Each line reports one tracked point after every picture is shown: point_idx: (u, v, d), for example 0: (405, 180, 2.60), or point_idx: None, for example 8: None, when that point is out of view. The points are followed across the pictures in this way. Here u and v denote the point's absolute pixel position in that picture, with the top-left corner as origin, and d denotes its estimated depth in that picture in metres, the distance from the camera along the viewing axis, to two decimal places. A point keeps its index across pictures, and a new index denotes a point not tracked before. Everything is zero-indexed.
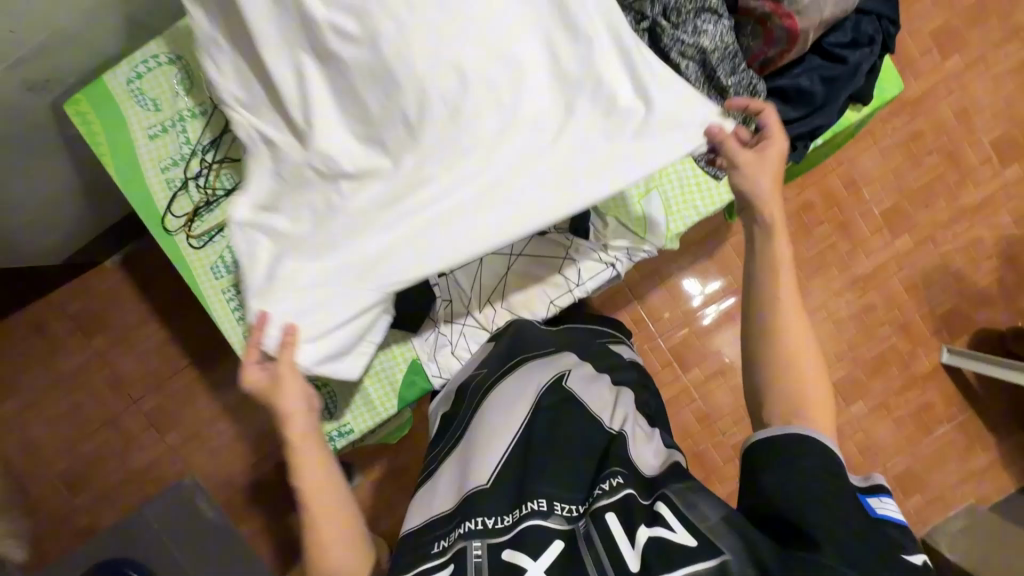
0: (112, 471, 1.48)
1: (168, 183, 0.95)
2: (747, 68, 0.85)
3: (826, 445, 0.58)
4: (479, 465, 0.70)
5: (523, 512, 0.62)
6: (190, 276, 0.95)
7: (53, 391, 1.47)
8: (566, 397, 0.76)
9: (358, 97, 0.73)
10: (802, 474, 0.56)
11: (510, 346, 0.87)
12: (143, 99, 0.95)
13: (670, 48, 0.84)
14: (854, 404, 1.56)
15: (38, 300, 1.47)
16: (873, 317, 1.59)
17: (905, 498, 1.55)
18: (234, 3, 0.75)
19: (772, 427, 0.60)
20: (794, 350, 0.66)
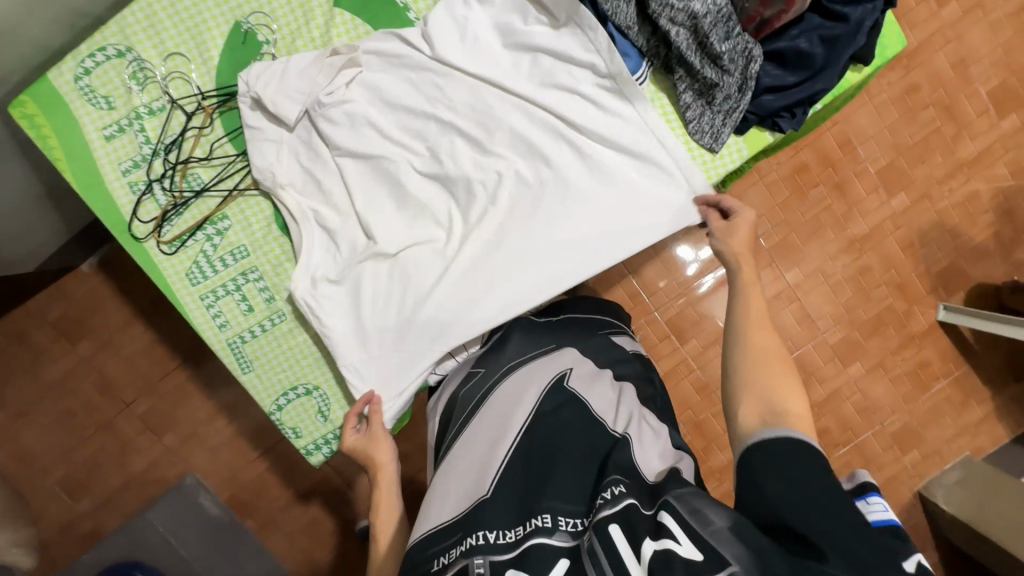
0: (111, 476, 1.46)
1: (131, 187, 0.89)
2: (741, 32, 0.81)
3: (808, 441, 0.57)
4: (479, 474, 0.67)
5: (527, 529, 0.59)
6: (163, 284, 0.90)
7: (41, 399, 1.43)
8: (569, 398, 0.74)
9: (412, 188, 0.89)
10: (798, 479, 0.54)
11: (510, 347, 0.86)
12: (94, 97, 0.87)
13: (659, 14, 0.80)
14: (852, 365, 1.56)
15: (13, 309, 1.41)
16: (870, 278, 1.57)
17: (902, 455, 1.56)
18: (284, 107, 0.85)
19: (764, 432, 0.59)
20: (776, 362, 0.67)
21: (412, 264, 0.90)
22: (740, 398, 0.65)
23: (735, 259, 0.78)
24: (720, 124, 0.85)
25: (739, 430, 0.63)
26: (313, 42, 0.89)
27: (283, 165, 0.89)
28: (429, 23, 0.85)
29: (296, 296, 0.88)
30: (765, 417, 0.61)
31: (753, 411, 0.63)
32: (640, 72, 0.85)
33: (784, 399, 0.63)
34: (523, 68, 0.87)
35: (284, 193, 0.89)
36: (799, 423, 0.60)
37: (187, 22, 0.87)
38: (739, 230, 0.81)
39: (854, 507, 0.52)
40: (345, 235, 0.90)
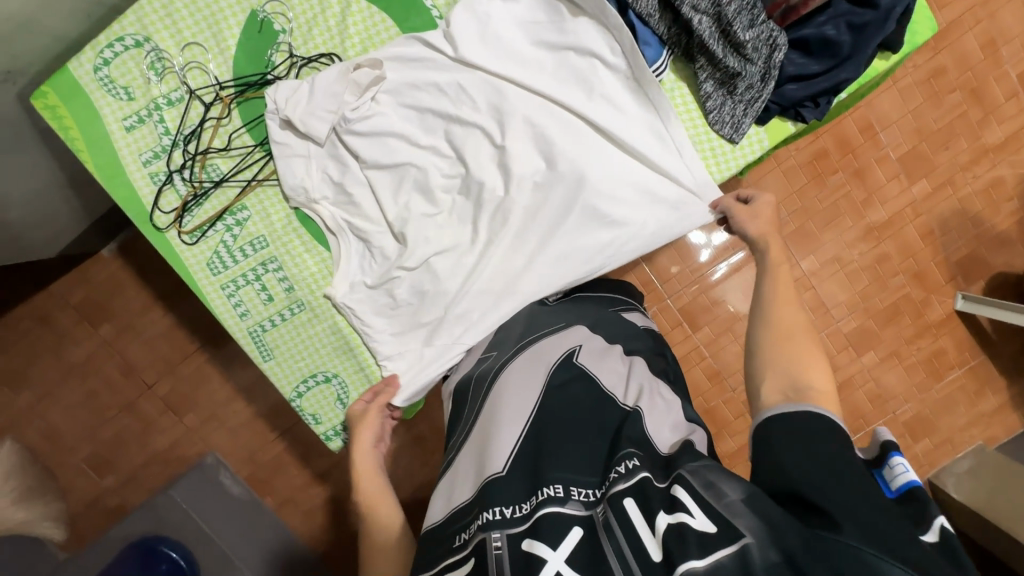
0: (136, 454, 1.51)
1: (152, 177, 0.90)
2: (766, 20, 0.79)
3: (827, 415, 0.58)
4: (494, 452, 0.68)
5: (539, 499, 0.61)
6: (184, 273, 0.92)
7: (67, 380, 1.48)
8: (579, 374, 0.76)
9: (440, 193, 0.90)
10: (814, 450, 0.55)
11: (519, 328, 0.86)
12: (113, 88, 0.88)
13: (682, 3, 0.78)
14: (865, 353, 1.55)
15: (37, 293, 1.45)
16: (887, 266, 1.55)
17: (914, 443, 1.57)
18: (314, 125, 0.85)
19: (782, 408, 0.60)
20: (801, 340, 0.67)
21: (439, 270, 0.91)
22: (764, 372, 0.65)
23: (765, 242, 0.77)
24: (742, 114, 0.83)
25: (761, 405, 0.64)
26: (329, 31, 0.88)
27: (313, 179, 0.89)
28: (451, 23, 0.84)
29: (338, 302, 0.92)
30: (789, 393, 0.62)
31: (775, 387, 0.63)
32: (659, 61, 0.84)
33: (811, 376, 0.63)
34: (547, 67, 0.86)
35: (319, 207, 0.90)
36: (822, 400, 0.60)
37: (204, 11, 0.87)
38: (763, 212, 0.80)
39: (866, 478, 0.53)
40: (379, 245, 0.91)
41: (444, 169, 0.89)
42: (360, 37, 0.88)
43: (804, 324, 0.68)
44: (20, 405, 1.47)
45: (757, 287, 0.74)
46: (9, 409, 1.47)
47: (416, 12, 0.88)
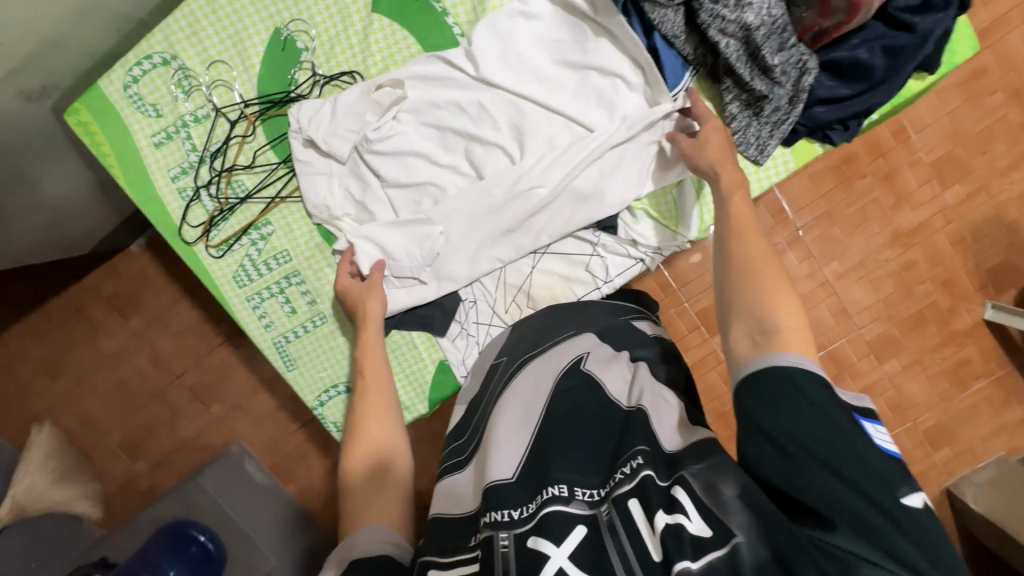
0: (166, 441, 1.57)
1: (179, 193, 0.93)
2: (796, 43, 0.76)
3: (790, 366, 0.54)
4: (500, 458, 0.67)
5: (543, 499, 0.60)
6: (211, 285, 0.95)
7: (101, 368, 1.54)
8: (585, 380, 0.73)
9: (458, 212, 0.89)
10: (785, 427, 0.52)
11: (532, 334, 0.85)
12: (142, 105, 0.90)
13: (709, 25, 0.75)
14: (887, 361, 1.52)
15: (73, 286, 1.51)
16: (914, 273, 1.50)
17: (933, 452, 1.54)
18: (335, 146, 0.86)
19: (749, 364, 0.57)
20: (767, 273, 0.63)
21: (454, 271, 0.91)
22: (731, 320, 0.62)
23: (720, 168, 0.74)
24: (768, 136, 0.81)
25: (731, 357, 0.61)
26: (352, 49, 0.88)
27: (335, 197, 0.90)
28: (473, 42, 0.84)
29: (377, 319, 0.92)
30: (756, 338, 0.59)
31: (742, 331, 0.60)
32: (683, 81, 0.82)
33: (778, 314, 0.59)
34: (567, 85, 0.85)
35: (341, 223, 0.91)
36: (791, 341, 0.57)
37: (229, 30, 0.88)
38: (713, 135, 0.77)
39: (852, 454, 0.49)
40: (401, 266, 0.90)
41: (463, 187, 0.89)
42: (382, 55, 0.88)
43: (771, 257, 0.64)
44: (58, 391, 1.54)
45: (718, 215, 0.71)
46: (49, 394, 1.55)
47: (438, 30, 0.87)
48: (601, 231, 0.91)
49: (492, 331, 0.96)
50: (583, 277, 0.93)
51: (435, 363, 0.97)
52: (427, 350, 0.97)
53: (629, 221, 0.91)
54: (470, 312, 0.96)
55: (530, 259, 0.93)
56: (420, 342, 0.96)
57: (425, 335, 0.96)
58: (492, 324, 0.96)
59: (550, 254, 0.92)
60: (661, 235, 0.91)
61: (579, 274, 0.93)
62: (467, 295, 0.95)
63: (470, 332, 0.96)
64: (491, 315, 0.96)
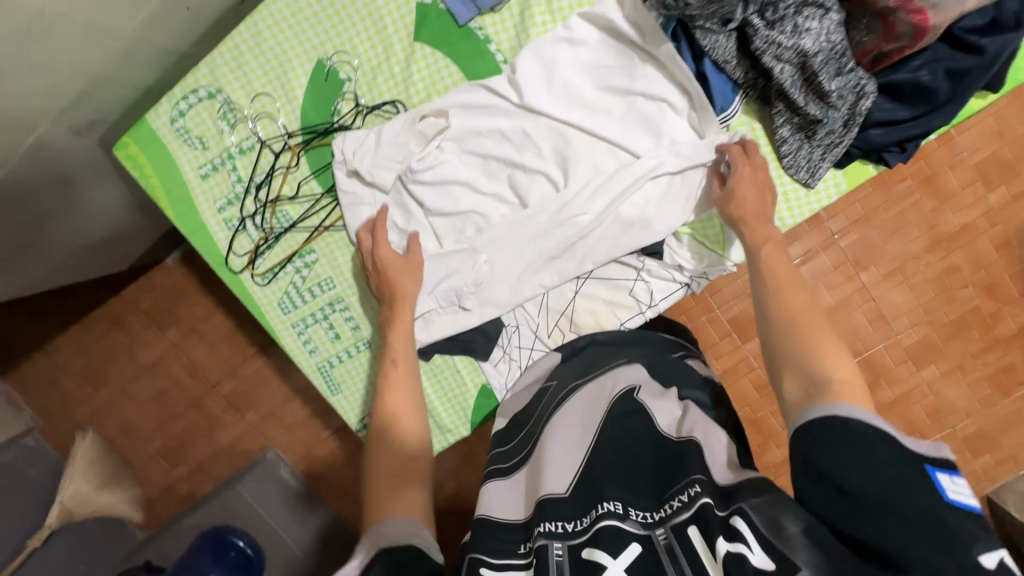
0: (202, 448, 1.57)
1: (226, 223, 0.94)
2: (854, 68, 0.73)
3: (846, 417, 0.51)
4: (554, 471, 0.63)
5: (597, 514, 0.56)
6: (258, 312, 0.96)
7: (138, 378, 1.56)
8: (637, 410, 0.68)
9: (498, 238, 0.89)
10: (847, 473, 0.48)
11: (584, 361, 0.82)
12: (189, 139, 0.91)
13: (763, 51, 0.73)
14: (925, 368, 1.35)
15: (111, 299, 1.53)
16: (955, 278, 1.33)
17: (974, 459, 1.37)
18: (378, 176, 0.86)
19: (809, 414, 0.54)
20: (813, 325, 0.62)
21: (495, 299, 0.90)
22: (779, 363, 0.61)
23: (746, 225, 0.76)
24: (819, 159, 0.80)
25: (785, 410, 0.58)
26: (394, 79, 0.88)
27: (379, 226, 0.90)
28: (516, 69, 0.83)
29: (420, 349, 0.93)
30: (808, 389, 0.57)
31: (794, 385, 0.58)
32: (732, 105, 0.81)
33: (829, 367, 0.57)
34: (611, 112, 0.84)
35: None
36: (855, 397, 0.54)
37: (272, 63, 0.88)
38: (742, 190, 0.77)
39: (921, 501, 0.45)
40: (446, 292, 0.89)
41: (507, 214, 0.89)
42: (424, 84, 0.87)
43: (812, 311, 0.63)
44: (98, 400, 1.57)
45: (751, 273, 0.71)
46: (92, 403, 1.57)
47: (481, 57, 0.86)
48: (646, 257, 0.90)
49: (534, 356, 0.95)
50: (626, 301, 0.92)
51: (477, 386, 0.97)
52: (470, 374, 0.97)
53: (675, 245, 0.90)
54: (513, 337, 0.95)
55: (573, 284, 0.93)
56: (463, 367, 0.97)
57: (467, 358, 0.96)
58: (535, 348, 0.95)
59: (593, 279, 0.92)
60: (706, 260, 0.90)
61: (623, 299, 0.92)
62: (510, 320, 0.95)
63: (513, 358, 0.95)
64: (533, 340, 0.95)
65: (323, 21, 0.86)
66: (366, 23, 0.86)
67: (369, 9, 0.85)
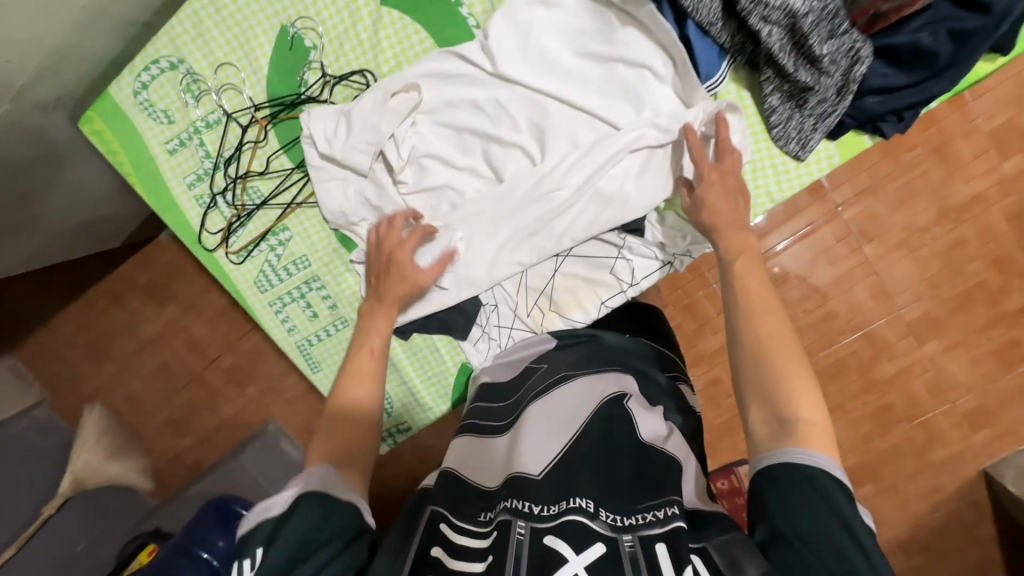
0: (206, 421, 1.53)
1: (196, 200, 0.92)
2: (849, 29, 0.68)
3: (815, 468, 0.50)
4: (531, 451, 0.61)
5: (566, 506, 0.54)
6: (235, 291, 0.95)
7: (139, 353, 1.53)
8: (622, 417, 0.65)
9: (473, 217, 0.85)
10: (808, 532, 0.47)
11: (576, 355, 0.76)
12: (154, 112, 0.88)
13: (749, 12, 0.68)
14: (926, 344, 1.22)
15: (112, 275, 1.49)
16: (961, 252, 1.19)
17: (971, 434, 1.23)
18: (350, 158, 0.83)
19: (776, 457, 0.51)
20: (784, 352, 0.56)
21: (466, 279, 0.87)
22: (746, 368, 0.58)
23: (717, 234, 0.70)
24: (811, 129, 0.75)
25: (751, 444, 0.55)
26: (362, 45, 0.83)
27: (351, 202, 0.87)
28: (488, 34, 0.78)
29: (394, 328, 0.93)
30: (774, 427, 0.53)
31: (760, 418, 0.55)
32: (718, 72, 0.76)
33: (795, 400, 0.54)
34: (590, 80, 0.79)
35: (358, 230, 0.88)
36: (816, 440, 0.51)
37: (234, 31, 0.84)
38: (709, 197, 0.71)
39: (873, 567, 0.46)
40: None
41: (483, 190, 0.85)
42: (393, 50, 0.83)
43: (787, 332, 0.58)
44: (104, 374, 1.55)
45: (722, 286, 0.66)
46: (98, 377, 1.55)
47: (453, 22, 0.82)
48: (626, 234, 0.87)
49: (514, 335, 0.92)
50: (607, 281, 0.89)
51: (457, 365, 0.96)
52: (450, 353, 0.96)
53: (656, 223, 0.87)
54: (492, 316, 0.93)
55: (553, 261, 0.90)
56: (444, 346, 0.96)
57: (447, 337, 0.95)
58: (514, 328, 0.92)
59: (573, 257, 0.89)
60: (688, 240, 0.86)
61: (604, 279, 0.89)
62: (489, 298, 0.93)
63: (492, 337, 0.93)
64: (513, 319, 0.92)
65: None
66: None
67: None
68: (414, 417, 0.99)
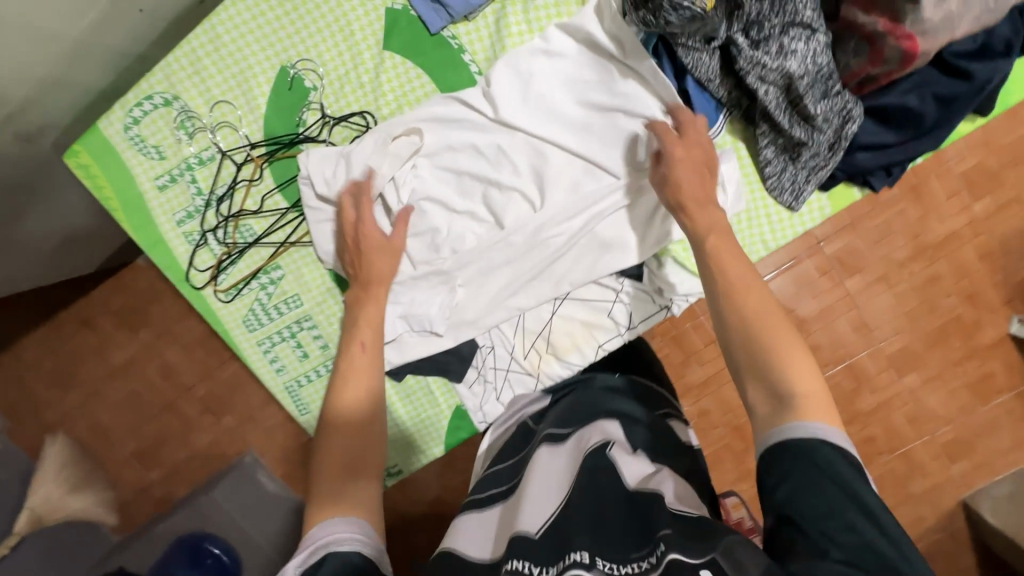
0: (176, 451, 1.37)
1: (185, 237, 0.89)
2: (841, 91, 0.70)
3: (822, 438, 0.50)
4: (527, 513, 0.59)
5: (564, 564, 0.51)
6: (222, 329, 0.92)
7: (112, 379, 1.36)
8: (606, 467, 0.62)
9: (473, 259, 0.85)
10: (823, 500, 0.47)
11: (570, 408, 0.77)
12: (144, 148, 0.86)
13: (747, 72, 0.69)
14: (906, 376, 1.24)
15: (78, 299, 1.36)
16: (938, 287, 1.21)
17: (949, 464, 1.25)
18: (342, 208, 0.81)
19: (781, 434, 0.52)
20: (775, 327, 0.58)
21: (462, 319, 0.88)
22: (740, 346, 0.59)
23: (687, 212, 0.70)
24: (803, 181, 0.77)
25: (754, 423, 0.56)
26: (362, 88, 0.83)
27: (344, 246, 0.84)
28: (491, 81, 0.79)
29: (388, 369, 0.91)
30: (774, 403, 0.55)
31: (759, 394, 0.56)
32: (715, 126, 0.78)
33: (794, 375, 0.55)
34: (591, 129, 0.80)
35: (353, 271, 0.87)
36: (815, 410, 0.52)
37: (233, 69, 0.83)
38: (678, 171, 0.71)
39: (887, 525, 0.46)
40: (418, 314, 0.86)
41: (482, 234, 0.85)
42: (394, 94, 0.83)
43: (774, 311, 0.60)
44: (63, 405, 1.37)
45: (705, 270, 0.66)
46: (62, 406, 1.38)
47: (454, 68, 0.83)
48: (625, 279, 0.87)
49: (510, 376, 0.92)
50: (604, 324, 0.89)
51: (452, 408, 0.95)
52: (444, 395, 0.95)
53: (655, 268, 0.87)
54: (488, 358, 0.92)
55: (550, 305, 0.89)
56: (437, 389, 0.94)
57: (440, 379, 0.94)
58: (511, 369, 0.92)
59: (571, 300, 0.89)
60: (687, 285, 0.86)
61: (601, 321, 0.89)
62: (484, 339, 0.91)
63: (488, 378, 0.92)
64: (509, 361, 0.91)
65: (286, 25, 0.81)
66: (333, 28, 0.82)
67: (337, 14, 0.81)
68: (406, 460, 0.97)
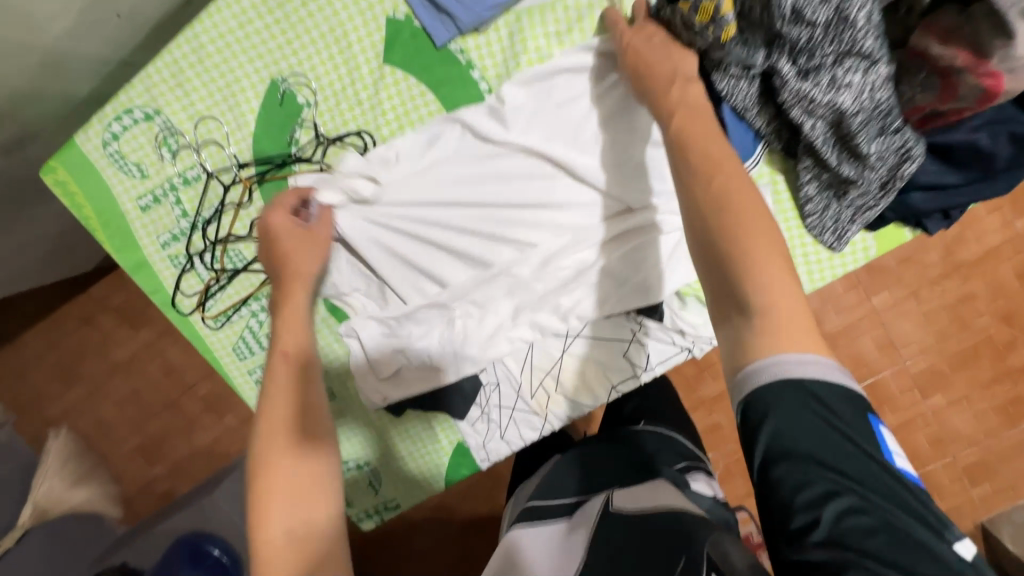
0: (179, 446, 1.33)
1: (171, 260, 0.83)
2: (900, 129, 0.61)
3: (795, 372, 0.42)
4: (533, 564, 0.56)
5: None
6: (210, 357, 0.86)
7: (113, 375, 1.33)
8: (621, 534, 0.56)
9: (476, 294, 0.79)
10: (801, 442, 0.40)
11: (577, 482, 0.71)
12: (125, 165, 0.79)
13: (791, 105, 0.62)
14: (930, 397, 1.14)
15: (79, 294, 1.31)
16: (970, 306, 1.12)
17: (969, 487, 1.16)
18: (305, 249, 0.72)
19: (759, 373, 0.43)
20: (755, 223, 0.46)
21: (461, 359, 0.80)
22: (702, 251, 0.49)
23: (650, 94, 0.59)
24: (848, 221, 0.70)
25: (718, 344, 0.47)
26: (360, 105, 0.76)
27: (343, 274, 0.79)
28: (503, 99, 0.72)
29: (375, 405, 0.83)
30: (733, 316, 0.46)
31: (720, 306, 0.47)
32: (750, 160, 0.69)
33: (763, 284, 0.44)
34: (610, 156, 0.73)
35: (351, 301, 0.81)
36: (776, 319, 0.43)
37: (219, 84, 0.76)
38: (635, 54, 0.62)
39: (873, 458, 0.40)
40: (417, 352, 0.80)
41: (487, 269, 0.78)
42: (394, 113, 0.76)
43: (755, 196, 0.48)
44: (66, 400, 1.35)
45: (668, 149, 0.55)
46: (63, 401, 1.35)
47: (460, 83, 0.75)
48: (646, 318, 0.79)
49: (515, 416, 0.85)
50: (619, 364, 0.81)
51: (452, 444, 0.89)
52: (444, 431, 0.88)
53: (677, 307, 0.80)
54: (492, 396, 0.85)
55: (560, 342, 0.81)
56: (438, 423, 0.88)
57: (441, 418, 0.88)
58: (516, 408, 0.85)
59: (585, 338, 0.81)
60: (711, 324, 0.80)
61: (616, 361, 0.81)
62: (487, 376, 0.84)
63: (491, 416, 0.85)
64: (514, 400, 0.84)
65: (276, 36, 0.74)
66: (327, 39, 0.74)
67: (331, 23, 0.73)
68: (403, 495, 0.92)
